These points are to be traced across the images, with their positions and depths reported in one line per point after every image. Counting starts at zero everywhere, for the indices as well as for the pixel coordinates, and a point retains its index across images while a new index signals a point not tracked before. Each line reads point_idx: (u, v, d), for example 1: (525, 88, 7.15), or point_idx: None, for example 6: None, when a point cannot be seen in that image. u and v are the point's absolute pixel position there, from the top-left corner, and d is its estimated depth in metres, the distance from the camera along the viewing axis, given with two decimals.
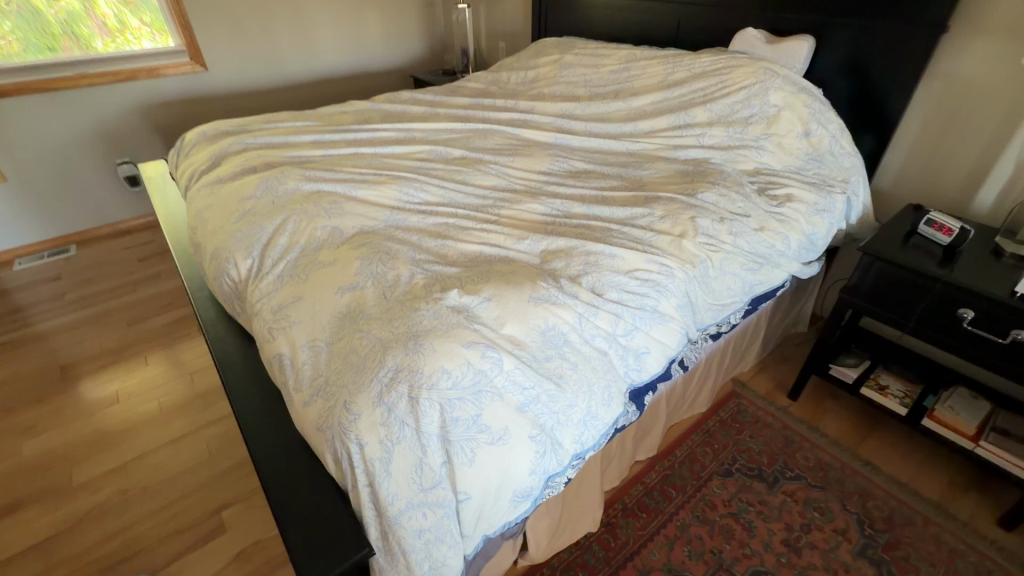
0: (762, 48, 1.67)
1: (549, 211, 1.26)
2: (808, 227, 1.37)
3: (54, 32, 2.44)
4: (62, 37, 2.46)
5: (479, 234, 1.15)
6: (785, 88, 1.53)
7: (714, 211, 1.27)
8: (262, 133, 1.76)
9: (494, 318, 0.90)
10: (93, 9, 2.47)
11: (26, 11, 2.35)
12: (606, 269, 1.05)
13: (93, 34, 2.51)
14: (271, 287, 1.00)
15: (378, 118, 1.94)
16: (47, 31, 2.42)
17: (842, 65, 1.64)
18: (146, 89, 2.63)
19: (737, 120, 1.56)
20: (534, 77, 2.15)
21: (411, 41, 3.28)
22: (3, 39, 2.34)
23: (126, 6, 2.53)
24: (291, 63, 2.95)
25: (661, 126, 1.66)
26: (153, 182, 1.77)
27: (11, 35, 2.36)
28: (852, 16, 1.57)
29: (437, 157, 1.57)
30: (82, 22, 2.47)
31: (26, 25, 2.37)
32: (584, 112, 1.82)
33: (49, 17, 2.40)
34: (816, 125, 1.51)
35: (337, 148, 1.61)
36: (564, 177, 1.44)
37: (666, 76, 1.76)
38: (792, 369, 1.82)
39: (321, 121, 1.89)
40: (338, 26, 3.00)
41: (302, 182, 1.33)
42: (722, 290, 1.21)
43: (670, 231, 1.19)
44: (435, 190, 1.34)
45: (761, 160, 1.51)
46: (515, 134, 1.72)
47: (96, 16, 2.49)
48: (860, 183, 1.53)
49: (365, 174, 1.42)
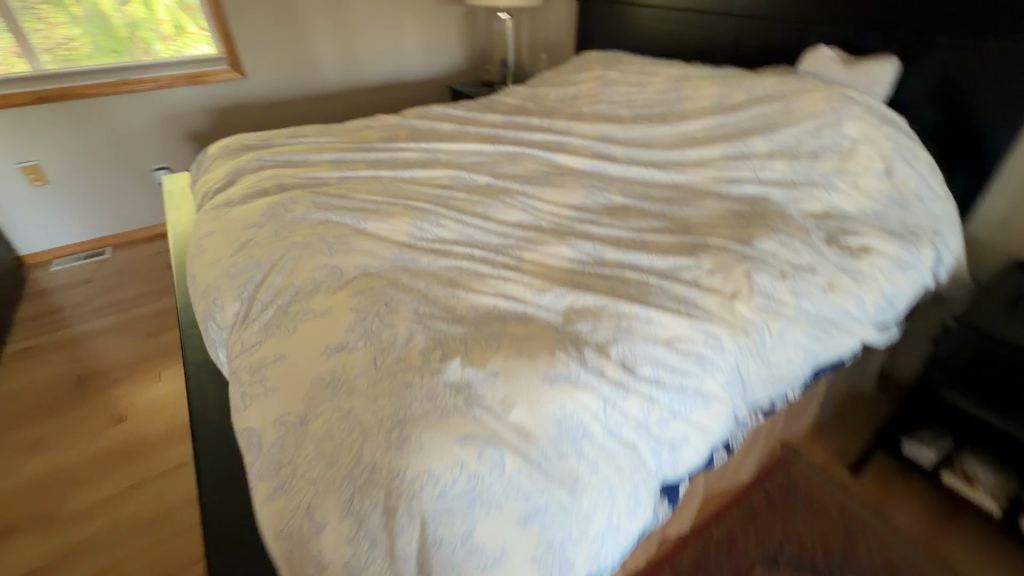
0: (836, 70, 1.43)
1: (579, 255, 1.11)
2: (887, 287, 1.16)
3: (117, 37, 2.48)
4: (127, 40, 2.50)
5: (495, 283, 1.01)
6: (863, 118, 1.32)
7: (774, 264, 1.08)
8: (282, 149, 1.68)
9: (500, 400, 0.74)
10: (154, 15, 2.51)
11: (94, 14, 2.39)
12: (641, 337, 0.88)
13: (156, 37, 2.55)
14: (255, 339, 0.89)
15: (405, 135, 1.83)
16: (113, 34, 2.46)
17: (932, 93, 1.41)
18: (186, 96, 2.63)
19: (803, 153, 1.36)
20: (573, 94, 2.00)
21: (451, 50, 3.19)
22: (73, 42, 2.40)
23: (186, 11, 2.56)
24: (330, 70, 2.90)
25: (713, 155, 1.47)
26: (174, 196, 1.72)
27: (80, 38, 2.41)
28: (949, 37, 1.34)
29: (460, 183, 1.43)
30: (147, 25, 2.51)
31: (94, 28, 2.42)
32: (626, 135, 1.66)
33: (116, 21, 2.45)
34: (901, 163, 1.28)
35: (355, 170, 1.50)
36: (597, 214, 1.28)
37: (722, 98, 1.57)
38: (853, 436, 1.58)
39: (345, 137, 1.80)
40: (377, 34, 2.93)
41: (310, 211, 1.23)
42: (779, 362, 1.02)
43: (720, 288, 1.01)
44: (452, 224, 1.20)
45: (831, 201, 1.30)
46: (548, 159, 1.56)
47: (156, 22, 2.52)
48: (952, 233, 1.29)
49: (380, 202, 1.30)
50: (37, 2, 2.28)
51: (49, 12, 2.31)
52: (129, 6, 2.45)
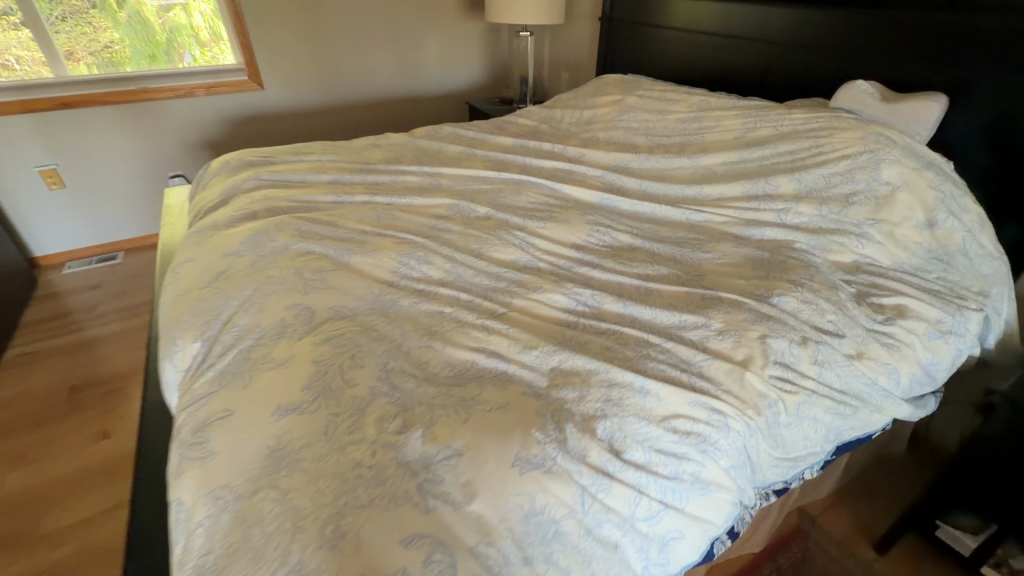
0: (875, 107, 1.31)
1: (574, 304, 1.01)
2: (925, 356, 1.02)
3: (156, 42, 2.53)
4: (165, 45, 2.55)
5: (476, 335, 0.91)
6: (904, 162, 1.18)
7: (794, 326, 0.96)
8: (283, 168, 1.63)
9: (461, 486, 0.65)
10: (193, 20, 2.55)
11: (136, 20, 2.46)
12: (633, 413, 0.78)
13: (193, 44, 2.59)
14: (208, 388, 0.82)
15: (410, 156, 1.76)
16: (152, 40, 2.52)
17: (982, 135, 1.27)
18: (206, 106, 2.63)
19: (833, 196, 1.23)
20: (589, 118, 1.91)
21: (472, 66, 3.13)
22: (114, 46, 2.46)
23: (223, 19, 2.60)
24: (349, 83, 2.87)
25: (733, 193, 1.35)
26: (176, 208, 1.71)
27: (121, 42, 2.47)
28: (1005, 75, 1.20)
29: (457, 214, 1.34)
30: (185, 32, 2.56)
31: (134, 34, 2.48)
32: (641, 166, 1.55)
33: (156, 26, 2.50)
34: (945, 214, 1.15)
35: (351, 194, 1.43)
36: (601, 256, 1.17)
37: (746, 132, 1.46)
38: (880, 506, 1.42)
39: (348, 156, 1.74)
40: (397, 48, 2.89)
41: (294, 240, 1.16)
42: (795, 441, 0.90)
43: (730, 354, 0.89)
44: (441, 262, 1.11)
45: (863, 252, 1.17)
46: (555, 190, 1.47)
47: (193, 29, 2.56)
48: (1003, 296, 1.14)
49: (368, 233, 1.22)
50: (86, 6, 2.35)
51: (97, 17, 2.39)
52: (170, 12, 2.50)
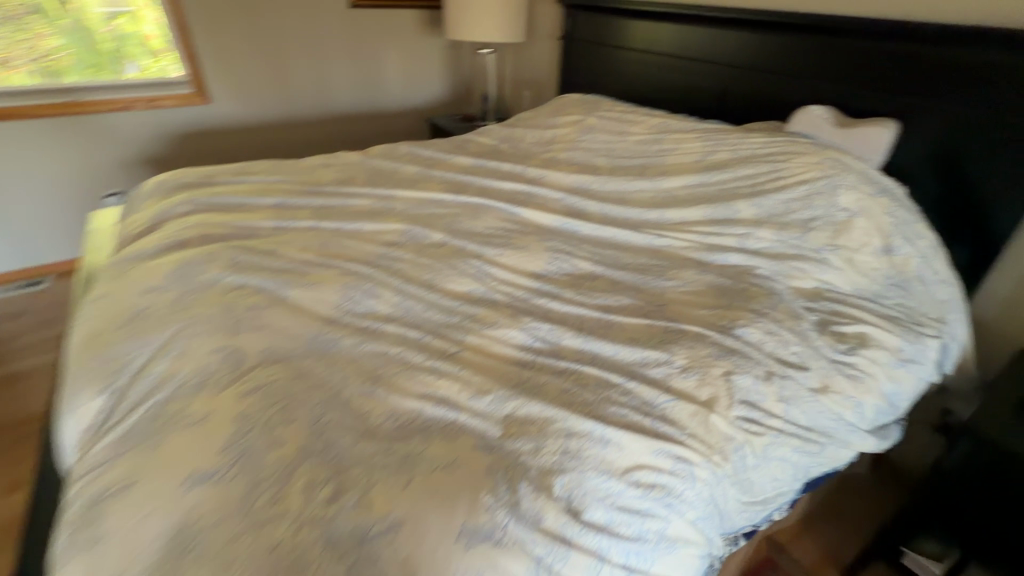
0: (830, 132, 1.31)
1: (530, 341, 0.94)
2: (888, 386, 1.01)
3: (102, 51, 2.37)
4: (111, 54, 2.39)
5: (424, 378, 0.84)
6: (859, 188, 1.19)
7: (759, 359, 0.93)
8: (222, 190, 1.51)
9: (400, 564, 0.58)
10: (143, 29, 2.39)
11: (79, 27, 2.30)
12: (592, 467, 0.72)
13: (141, 53, 2.42)
14: (109, 453, 0.71)
15: (363, 177, 1.68)
16: (98, 48, 2.36)
17: (929, 161, 1.29)
18: (149, 121, 2.45)
19: (792, 222, 1.22)
20: (550, 138, 1.87)
21: (434, 82, 3.08)
22: (56, 53, 2.30)
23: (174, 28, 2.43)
24: (305, 98, 2.75)
25: (694, 217, 1.33)
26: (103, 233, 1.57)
27: (64, 50, 2.31)
28: (952, 103, 1.23)
29: (410, 240, 1.27)
30: (134, 40, 2.39)
31: (79, 42, 2.32)
32: (602, 188, 1.52)
33: (102, 34, 2.34)
34: (901, 241, 1.15)
35: (295, 219, 1.34)
36: (560, 286, 1.12)
37: (705, 155, 1.44)
38: (846, 530, 1.40)
39: (296, 177, 1.64)
40: (356, 63, 2.81)
41: (226, 273, 1.06)
42: (764, 484, 0.86)
43: (694, 394, 0.85)
44: (389, 295, 1.03)
45: (824, 278, 1.16)
46: (514, 214, 1.41)
47: (142, 37, 2.40)
48: (958, 321, 1.15)
49: (311, 263, 1.13)
50: (26, 12, 2.19)
51: (36, 23, 2.22)
52: (116, 20, 2.34)
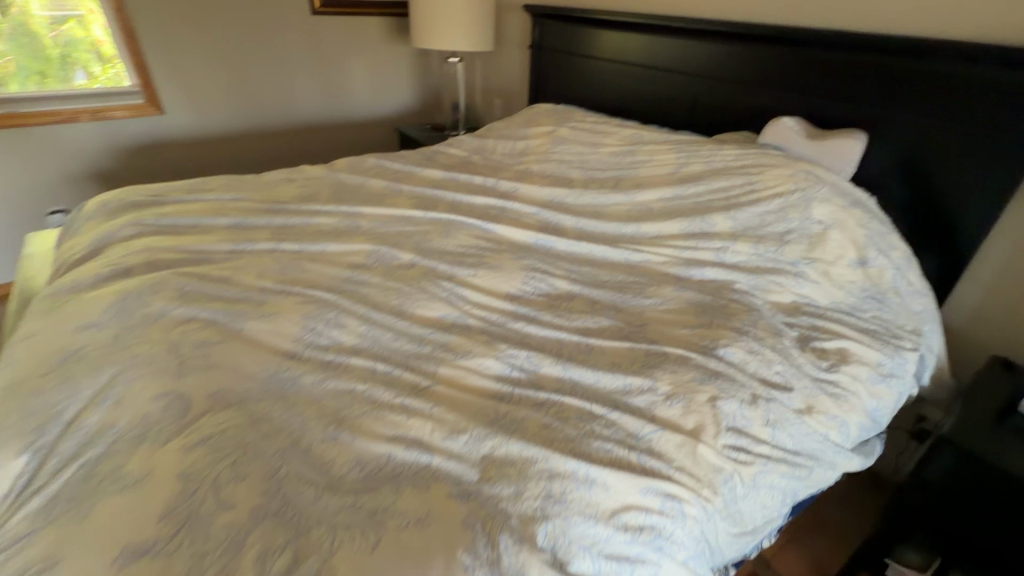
0: (801, 144, 1.31)
1: (507, 370, 0.89)
2: (870, 403, 0.99)
3: (48, 57, 2.19)
4: (58, 61, 2.22)
5: (394, 418, 0.77)
6: (833, 201, 1.18)
7: (743, 381, 0.90)
8: (173, 209, 1.41)
9: None
10: (93, 33, 2.24)
11: (21, 32, 2.11)
12: (578, 511, 0.67)
13: (93, 60, 2.27)
14: (24, 525, 0.62)
15: (327, 193, 1.60)
16: (42, 55, 2.18)
17: (897, 172, 1.31)
18: (96, 133, 2.27)
19: (768, 235, 1.21)
20: (521, 150, 1.83)
21: (402, 91, 3.01)
22: None
23: None
24: (267, 108, 2.64)
25: (670, 231, 1.30)
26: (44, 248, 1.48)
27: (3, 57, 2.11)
28: (918, 115, 1.24)
29: (378, 262, 1.20)
30: (84, 46, 2.24)
31: (21, 49, 2.13)
32: (577, 202, 1.48)
33: (48, 40, 2.17)
34: (875, 253, 1.15)
35: (253, 241, 1.25)
36: (537, 308, 1.07)
37: (678, 167, 1.42)
38: (828, 540, 1.39)
39: (255, 194, 1.55)
40: (320, 72, 2.71)
41: (173, 304, 0.97)
42: (753, 513, 0.83)
43: (680, 423, 0.81)
44: (355, 324, 0.97)
45: (801, 292, 1.14)
46: (487, 230, 1.36)
47: (93, 43, 2.25)
48: (932, 332, 1.16)
49: (269, 290, 1.06)
50: None
51: None
52: (64, 25, 2.18)
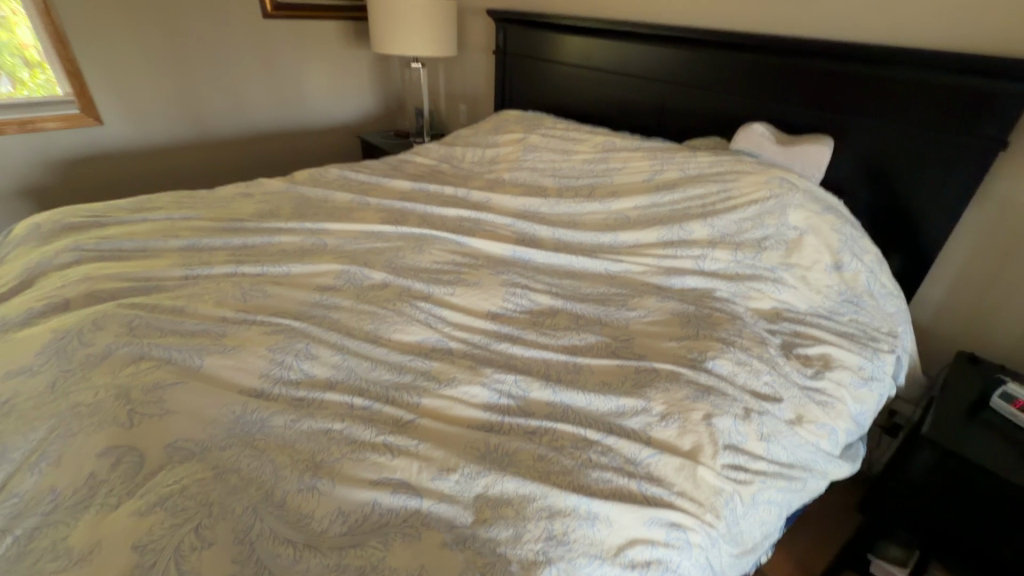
0: (772, 150, 1.32)
1: (494, 397, 0.84)
2: (854, 408, 1.00)
3: None
4: None
5: (376, 460, 0.71)
6: (807, 207, 1.20)
7: (735, 395, 0.88)
8: (116, 232, 1.29)
9: None
10: (17, 36, 2.01)
11: None
12: (581, 552, 0.63)
13: (20, 64, 2.05)
14: None
15: (289, 208, 1.50)
16: None
17: (862, 176, 1.34)
18: (25, 147, 2.06)
19: (746, 242, 1.21)
20: (491, 158, 1.79)
21: (362, 96, 2.91)
22: None
23: None
24: (217, 117, 2.49)
25: (649, 240, 1.29)
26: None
27: None
28: (881, 121, 1.27)
29: (347, 283, 1.13)
30: (8, 50, 2.01)
31: None
32: (552, 211, 1.45)
33: None
34: (849, 257, 1.17)
35: (209, 265, 1.15)
36: (521, 326, 1.03)
37: (653, 174, 1.41)
38: (810, 539, 1.41)
39: (209, 211, 1.44)
40: (273, 79, 2.58)
41: (120, 342, 0.88)
42: (753, 531, 0.81)
43: (677, 445, 0.78)
44: (327, 354, 0.90)
45: (781, 298, 1.15)
46: (462, 244, 1.31)
47: (19, 47, 2.03)
48: (905, 333, 1.19)
49: (230, 320, 0.97)
50: None
51: None
52: None
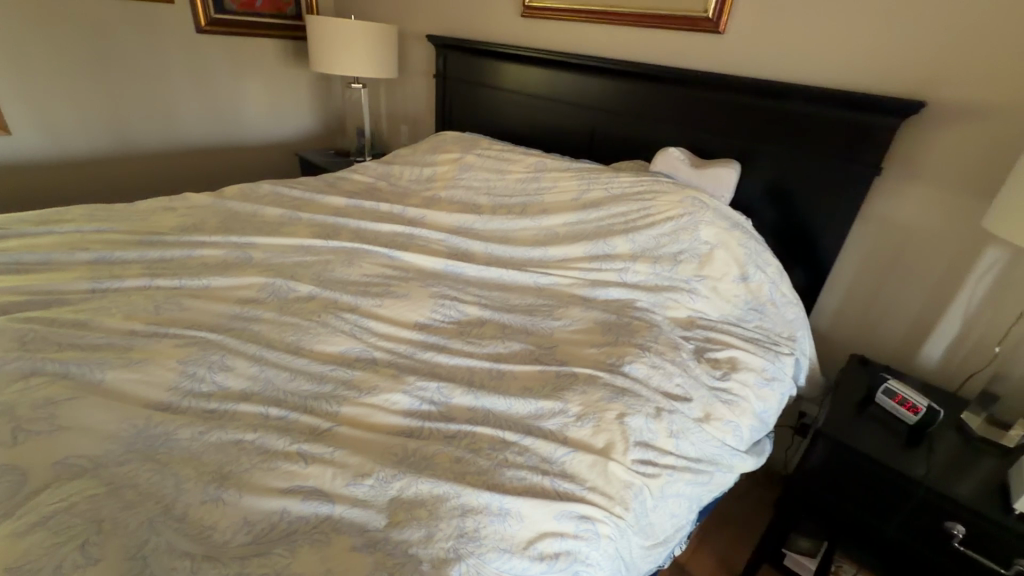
0: (687, 171, 1.44)
1: (415, 404, 0.85)
2: (758, 406, 1.08)
3: None
4: None
5: (288, 469, 0.70)
6: (717, 223, 1.30)
7: (648, 396, 0.93)
8: (15, 245, 1.20)
9: None
10: None
11: None
12: (491, 547, 0.65)
13: None
14: None
15: (214, 222, 1.46)
16: None
17: (765, 196, 1.47)
18: None
19: (663, 255, 1.29)
20: (429, 176, 1.82)
21: (302, 115, 2.88)
22: None
23: None
24: (144, 130, 2.39)
25: (576, 254, 1.35)
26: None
27: None
28: (778, 147, 1.42)
29: (271, 295, 1.11)
30: None
31: None
32: (485, 227, 1.49)
33: None
34: (754, 269, 1.27)
35: (120, 278, 1.10)
36: (447, 336, 1.05)
37: (581, 193, 1.49)
38: (733, 537, 1.48)
39: (125, 224, 1.38)
40: (206, 94, 2.51)
41: (9, 357, 0.82)
42: (664, 523, 0.86)
43: (591, 443, 0.82)
44: (244, 366, 0.88)
45: (694, 307, 1.23)
46: (393, 258, 1.32)
47: None
48: (804, 338, 1.31)
49: (139, 333, 0.93)
50: None
51: None
52: None
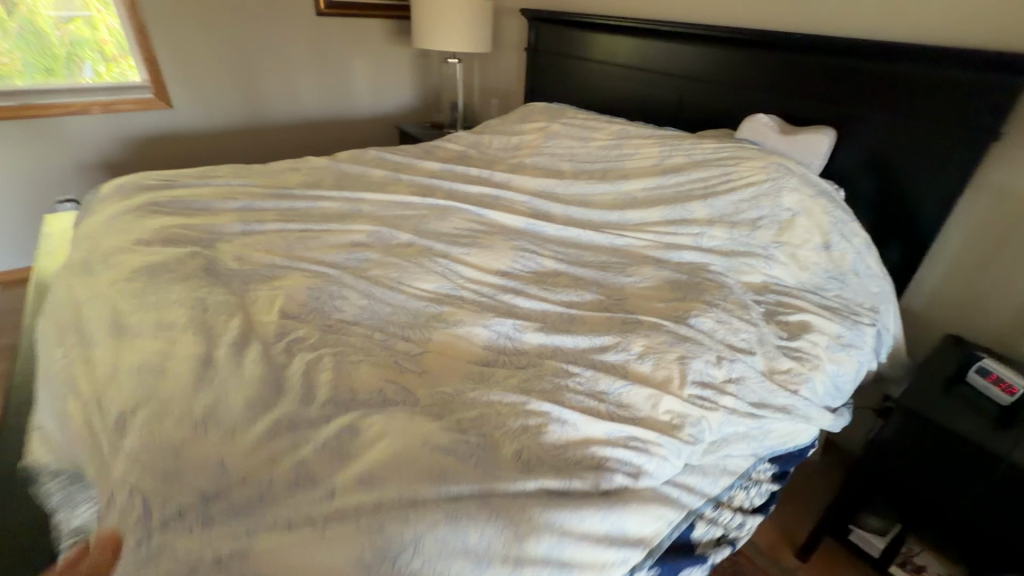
0: (775, 138, 1.42)
1: (495, 335, 0.98)
2: (831, 368, 1.09)
3: (54, 55, 2.24)
4: (66, 60, 2.27)
5: (390, 372, 0.86)
6: (802, 190, 1.29)
7: (710, 344, 0.99)
8: (184, 193, 1.49)
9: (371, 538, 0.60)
10: (99, 32, 2.28)
11: (29, 30, 2.16)
12: (551, 445, 0.75)
13: (99, 58, 2.32)
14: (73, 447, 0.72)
15: (331, 180, 1.69)
16: (50, 54, 2.23)
17: (861, 166, 1.41)
18: (106, 126, 2.33)
19: (742, 221, 1.30)
20: (516, 144, 1.92)
21: (402, 90, 3.11)
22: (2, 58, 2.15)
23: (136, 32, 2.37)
24: (273, 104, 2.73)
25: (654, 218, 1.39)
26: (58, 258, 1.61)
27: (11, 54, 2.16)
28: (880, 113, 1.34)
29: (378, 241, 1.29)
30: (89, 45, 2.28)
31: (27, 46, 2.18)
32: (567, 190, 1.57)
33: (54, 39, 2.22)
34: (838, 238, 1.26)
35: (262, 222, 1.33)
36: (525, 282, 1.16)
37: (662, 159, 1.52)
38: (799, 512, 1.47)
39: (262, 180, 1.63)
40: (323, 71, 2.80)
41: (190, 273, 1.07)
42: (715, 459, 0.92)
43: (650, 377, 0.90)
44: (357, 294, 1.06)
45: (771, 273, 1.24)
46: (480, 215, 1.45)
47: (101, 42, 2.30)
48: (889, 311, 1.28)
49: (279, 264, 1.15)
50: None
51: None
52: (71, 24, 2.22)
